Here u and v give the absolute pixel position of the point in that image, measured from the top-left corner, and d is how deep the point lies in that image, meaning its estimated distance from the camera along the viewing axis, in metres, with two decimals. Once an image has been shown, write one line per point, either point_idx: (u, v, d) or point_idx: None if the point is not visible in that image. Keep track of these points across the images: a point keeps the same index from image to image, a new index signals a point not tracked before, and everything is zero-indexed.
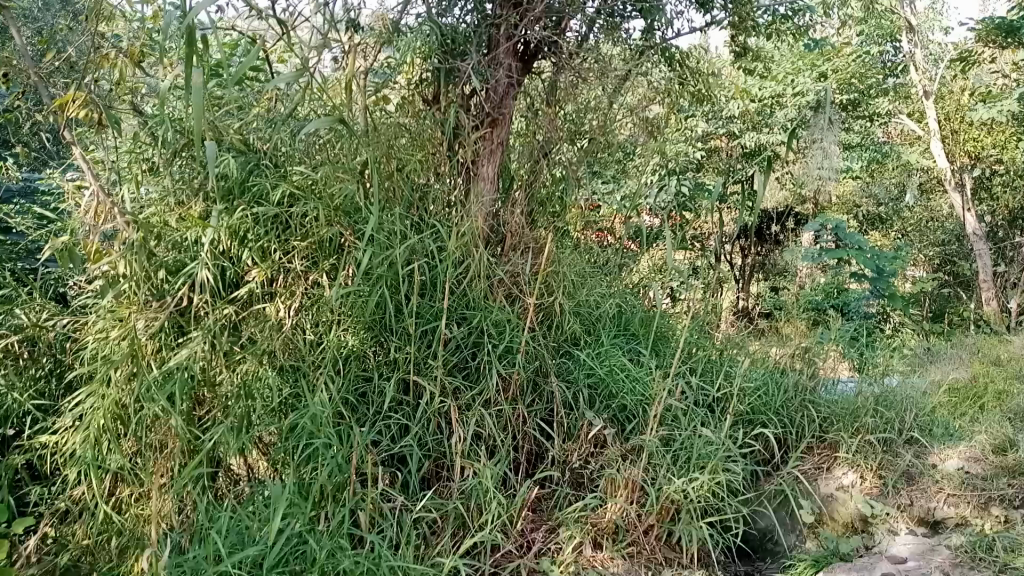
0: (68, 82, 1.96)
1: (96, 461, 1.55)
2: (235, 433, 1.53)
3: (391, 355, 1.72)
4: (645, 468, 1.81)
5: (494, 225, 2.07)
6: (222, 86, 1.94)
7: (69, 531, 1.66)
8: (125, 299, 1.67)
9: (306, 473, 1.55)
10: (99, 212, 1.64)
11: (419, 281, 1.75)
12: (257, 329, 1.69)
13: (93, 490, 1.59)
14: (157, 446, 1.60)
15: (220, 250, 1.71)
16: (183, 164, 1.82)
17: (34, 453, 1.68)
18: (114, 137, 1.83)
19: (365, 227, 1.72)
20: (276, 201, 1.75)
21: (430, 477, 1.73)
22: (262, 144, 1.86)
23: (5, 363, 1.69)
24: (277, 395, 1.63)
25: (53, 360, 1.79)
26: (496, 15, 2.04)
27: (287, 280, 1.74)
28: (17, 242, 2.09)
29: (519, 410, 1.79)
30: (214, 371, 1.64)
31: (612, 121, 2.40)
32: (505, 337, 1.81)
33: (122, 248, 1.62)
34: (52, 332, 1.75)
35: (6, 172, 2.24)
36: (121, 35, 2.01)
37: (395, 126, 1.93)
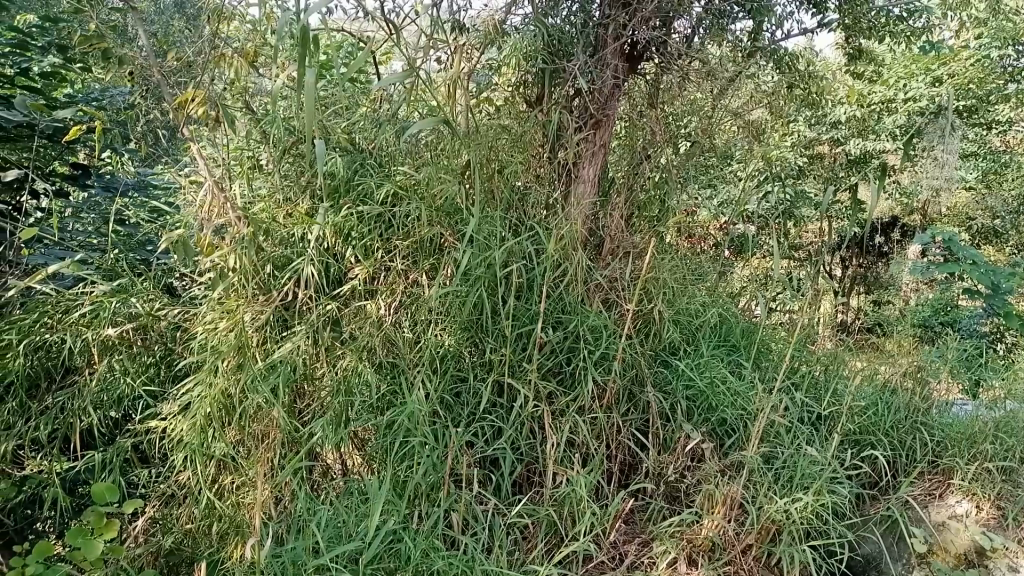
0: (186, 82, 2.04)
1: (202, 448, 1.59)
2: (332, 426, 1.56)
3: (487, 356, 1.70)
4: (745, 485, 1.74)
5: (593, 229, 2.04)
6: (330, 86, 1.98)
7: (173, 514, 1.71)
8: (234, 292, 1.71)
9: (402, 471, 1.55)
10: (213, 206, 1.70)
11: (518, 283, 1.73)
12: (358, 326, 1.71)
13: (198, 477, 1.63)
14: (260, 436, 1.64)
15: (324, 247, 1.74)
16: (291, 161, 1.86)
17: (144, 437, 1.74)
18: (229, 135, 1.88)
19: (466, 228, 1.72)
20: (379, 200, 1.77)
21: (523, 482, 1.71)
22: (368, 143, 1.89)
23: (119, 350, 1.75)
24: (375, 391, 1.64)
25: (164, 349, 1.85)
26: (604, 16, 2.00)
27: (388, 278, 1.75)
28: (132, 233, 2.20)
29: (614, 419, 1.75)
30: (316, 365, 1.68)
31: (717, 125, 2.33)
32: (602, 344, 1.76)
33: (234, 242, 1.67)
34: (164, 321, 1.81)
35: (124, 168, 2.37)
36: (236, 36, 2.07)
37: (497, 127, 1.92)
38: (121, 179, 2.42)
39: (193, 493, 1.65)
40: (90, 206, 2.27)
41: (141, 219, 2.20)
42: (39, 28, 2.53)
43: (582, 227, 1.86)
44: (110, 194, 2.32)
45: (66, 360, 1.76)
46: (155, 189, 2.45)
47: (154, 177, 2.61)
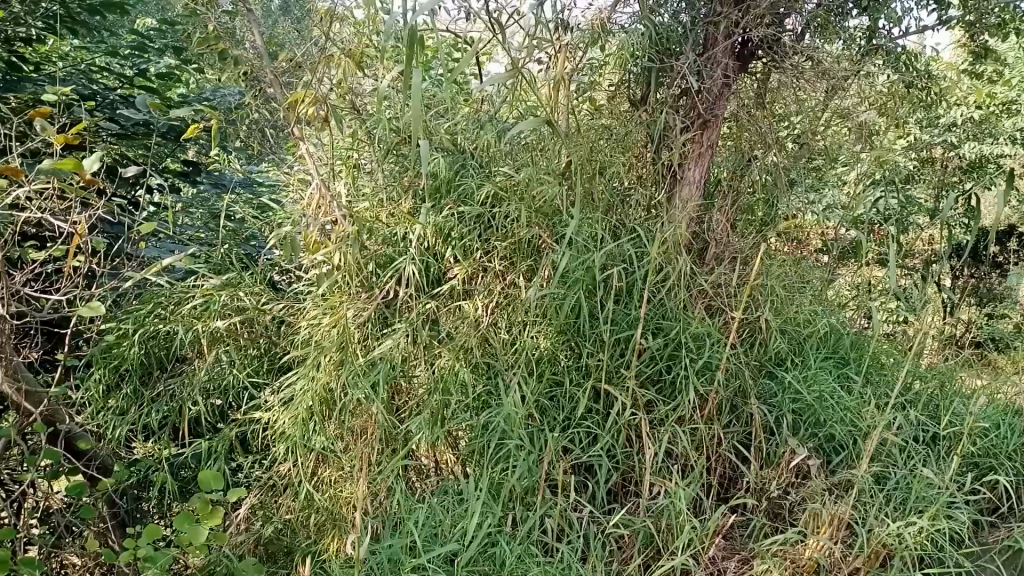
0: (295, 83, 2.09)
1: (303, 440, 1.64)
2: (429, 424, 1.59)
3: (583, 361, 1.66)
4: (854, 505, 1.65)
5: (697, 232, 1.98)
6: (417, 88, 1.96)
7: (273, 504, 1.74)
8: (338, 289, 1.76)
9: (498, 473, 1.54)
10: (319, 205, 1.75)
11: (617, 287, 1.69)
12: (456, 326, 1.70)
13: (298, 469, 1.66)
14: (358, 432, 1.66)
15: (425, 247, 1.75)
16: (393, 162, 1.89)
17: (248, 427, 1.79)
18: (336, 134, 1.92)
19: (566, 230, 1.68)
20: (480, 200, 1.76)
21: (618, 490, 1.67)
22: (468, 144, 1.87)
23: (228, 341, 1.81)
24: (472, 391, 1.63)
25: (269, 342, 1.89)
26: (715, 12, 1.89)
27: (484, 281, 1.73)
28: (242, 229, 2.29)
29: (715, 430, 1.68)
30: (414, 363, 1.69)
31: (828, 126, 2.24)
32: (705, 353, 1.69)
33: (339, 240, 1.70)
34: (269, 315, 1.85)
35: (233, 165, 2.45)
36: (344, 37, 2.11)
37: (599, 127, 1.89)
38: (227, 175, 2.48)
39: (294, 484, 1.68)
40: (200, 201, 2.36)
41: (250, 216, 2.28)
42: (158, 31, 2.66)
43: (686, 232, 1.79)
44: (219, 188, 2.39)
45: (177, 350, 1.83)
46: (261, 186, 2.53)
47: (258, 175, 2.67)
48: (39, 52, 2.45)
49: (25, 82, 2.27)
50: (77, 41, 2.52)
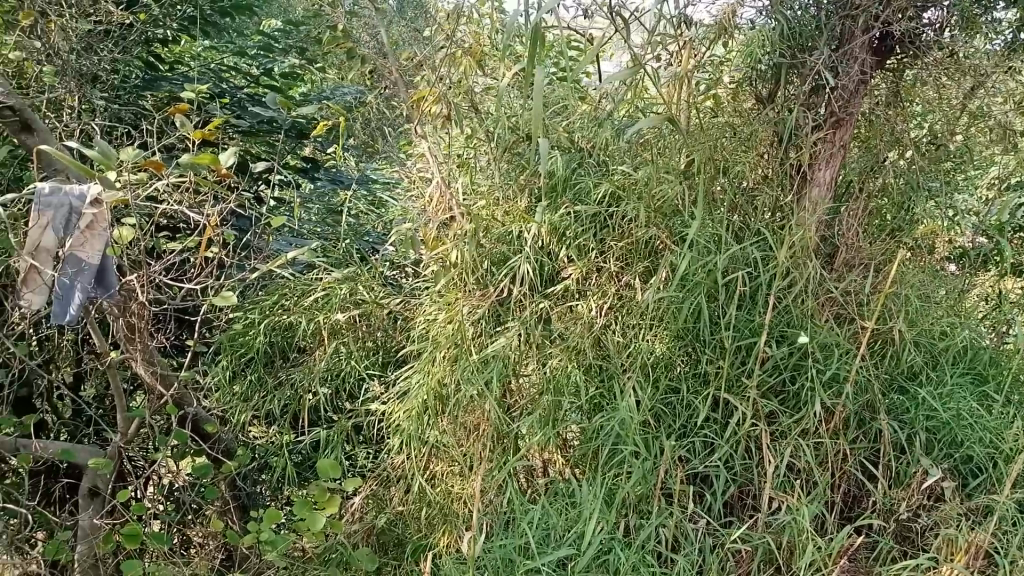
0: (416, 82, 2.12)
1: (417, 434, 1.66)
2: (543, 425, 1.58)
3: (701, 367, 1.59)
4: (994, 533, 1.54)
5: (824, 236, 1.89)
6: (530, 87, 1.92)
7: (386, 496, 1.77)
8: (455, 286, 1.77)
9: (611, 479, 1.50)
10: (441, 203, 1.80)
11: (740, 292, 1.62)
12: (570, 326, 1.66)
13: (411, 462, 1.68)
14: (471, 429, 1.66)
15: (539, 245, 1.72)
16: (509, 160, 1.84)
17: (364, 419, 1.82)
18: (454, 133, 1.93)
19: (687, 231, 1.62)
20: (597, 199, 1.71)
21: (735, 503, 1.61)
22: (587, 142, 1.84)
23: (347, 333, 1.85)
24: (585, 394, 1.60)
25: (384, 336, 1.92)
26: (851, 6, 1.74)
27: (598, 282, 1.67)
28: (356, 225, 2.37)
29: (842, 446, 1.60)
30: (526, 362, 1.67)
31: (971, 126, 2.09)
32: (833, 364, 1.61)
33: (456, 238, 1.73)
34: (386, 310, 1.88)
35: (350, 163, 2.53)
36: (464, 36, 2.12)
37: (723, 126, 1.82)
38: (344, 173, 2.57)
39: (406, 477, 1.70)
40: (317, 197, 2.44)
41: (364, 213, 2.36)
42: (284, 31, 2.74)
43: (815, 236, 1.70)
44: (335, 185, 2.49)
45: (298, 340, 1.88)
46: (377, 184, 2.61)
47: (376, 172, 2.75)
48: (174, 52, 2.58)
49: (160, 81, 2.39)
50: (208, 42, 2.62)
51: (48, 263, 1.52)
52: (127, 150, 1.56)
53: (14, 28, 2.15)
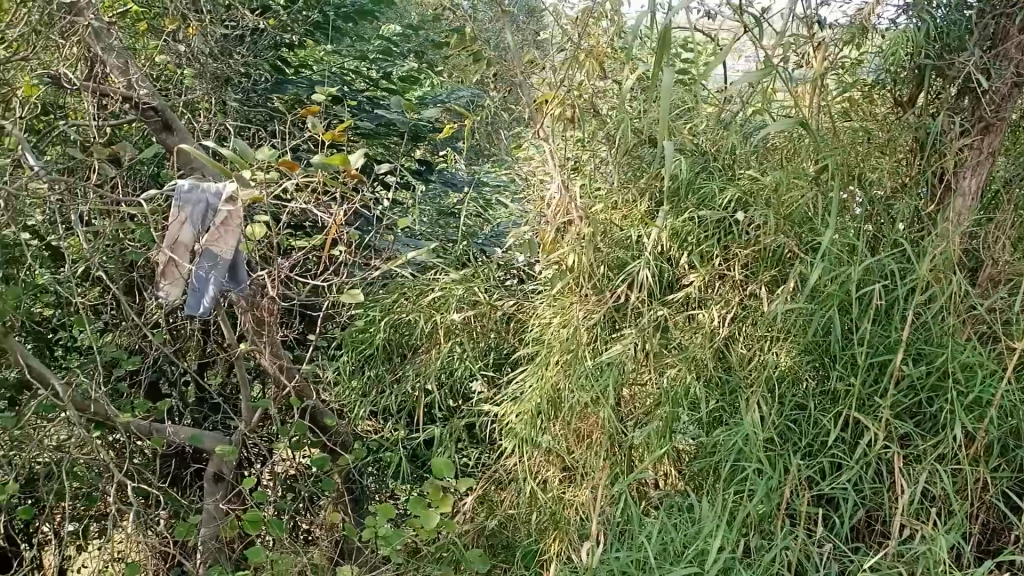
0: (537, 84, 2.10)
1: (531, 435, 1.65)
2: (660, 436, 1.54)
3: (830, 384, 1.51)
4: None
5: (966, 248, 1.77)
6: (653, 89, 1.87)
7: (497, 497, 1.77)
8: (571, 289, 1.75)
9: (732, 496, 1.45)
10: (560, 206, 1.78)
11: (874, 306, 1.53)
12: (690, 335, 1.61)
13: (524, 466, 1.67)
14: (585, 437, 1.65)
15: (659, 250, 1.67)
16: (629, 162, 1.80)
17: (476, 420, 1.83)
18: (575, 135, 1.91)
19: (819, 241, 1.54)
20: (722, 204, 1.66)
21: (861, 527, 1.53)
22: (711, 145, 1.78)
23: (462, 334, 1.86)
24: (705, 406, 1.55)
25: (498, 338, 1.92)
26: (1008, 3, 1.61)
27: (722, 290, 1.61)
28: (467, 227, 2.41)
29: (982, 475, 1.49)
30: (643, 371, 1.63)
31: None
32: (976, 386, 1.49)
33: (575, 241, 1.70)
34: (501, 312, 1.88)
35: (462, 165, 2.57)
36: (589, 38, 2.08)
37: (857, 131, 1.73)
38: (457, 176, 2.63)
39: (518, 480, 1.70)
40: (431, 198, 2.49)
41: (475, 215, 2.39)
42: (404, 34, 2.78)
43: (959, 248, 1.59)
44: (448, 187, 2.53)
45: (415, 338, 1.91)
46: (488, 186, 2.64)
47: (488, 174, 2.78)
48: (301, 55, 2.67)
49: (286, 84, 2.46)
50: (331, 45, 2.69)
51: (186, 257, 1.60)
52: (264, 150, 1.63)
53: (156, 33, 2.27)
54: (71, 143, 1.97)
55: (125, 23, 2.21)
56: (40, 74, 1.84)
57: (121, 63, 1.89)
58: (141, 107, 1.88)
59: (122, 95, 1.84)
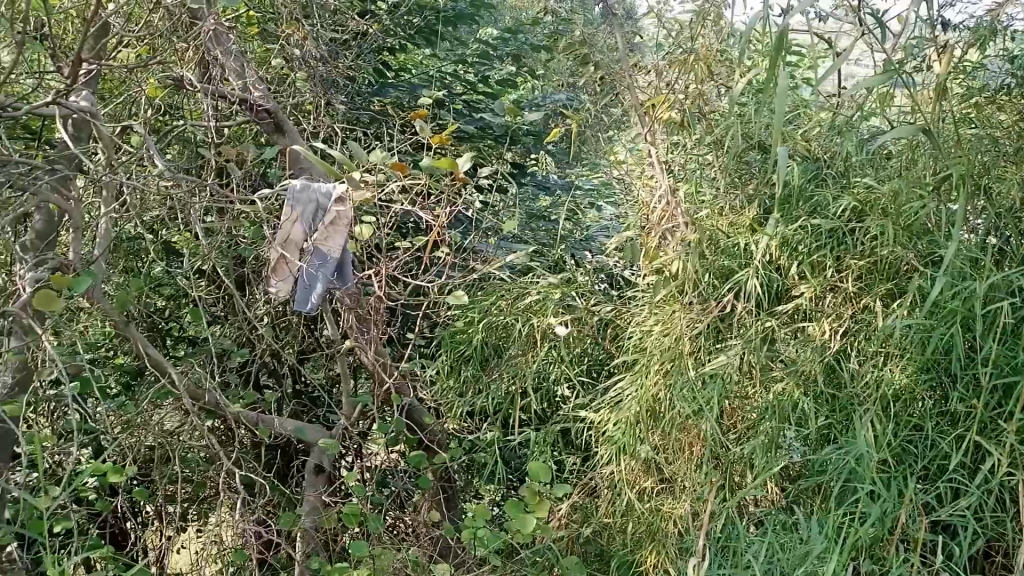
0: (641, 89, 2.08)
1: (630, 445, 1.63)
2: (764, 450, 1.50)
3: (950, 405, 1.43)
4: None
5: None
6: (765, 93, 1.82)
7: (593, 505, 1.76)
8: (675, 297, 1.72)
9: (842, 517, 1.40)
10: (664, 213, 1.76)
11: (1002, 325, 1.44)
12: (799, 348, 1.56)
13: (622, 474, 1.66)
14: (686, 448, 1.62)
15: (767, 259, 1.63)
16: (737, 169, 1.76)
17: (573, 425, 1.82)
18: (681, 141, 1.88)
19: (942, 253, 1.46)
20: (835, 213, 1.59)
21: (982, 559, 1.44)
22: (824, 151, 1.72)
23: (560, 338, 1.86)
24: (813, 423, 1.50)
25: (595, 343, 1.91)
26: None
27: (834, 303, 1.55)
28: (559, 231, 2.43)
29: None
30: (748, 383, 1.59)
31: None
32: None
33: (681, 248, 1.67)
34: (599, 317, 1.87)
35: (555, 169, 2.59)
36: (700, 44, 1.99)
37: (985, 138, 1.63)
38: (551, 180, 2.67)
39: (616, 489, 1.69)
40: (524, 202, 2.52)
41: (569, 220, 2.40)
42: (503, 38, 2.77)
43: None
44: (541, 191, 2.55)
45: (512, 341, 1.91)
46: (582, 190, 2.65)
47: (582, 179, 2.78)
48: (404, 60, 2.72)
49: (388, 88, 2.52)
50: (430, 50, 2.71)
51: (296, 255, 1.65)
52: (375, 152, 1.68)
53: (270, 38, 2.34)
54: (191, 143, 2.07)
55: (241, 29, 2.30)
56: (165, 77, 1.93)
57: (238, 66, 1.96)
58: (256, 109, 1.95)
59: (238, 97, 1.91)
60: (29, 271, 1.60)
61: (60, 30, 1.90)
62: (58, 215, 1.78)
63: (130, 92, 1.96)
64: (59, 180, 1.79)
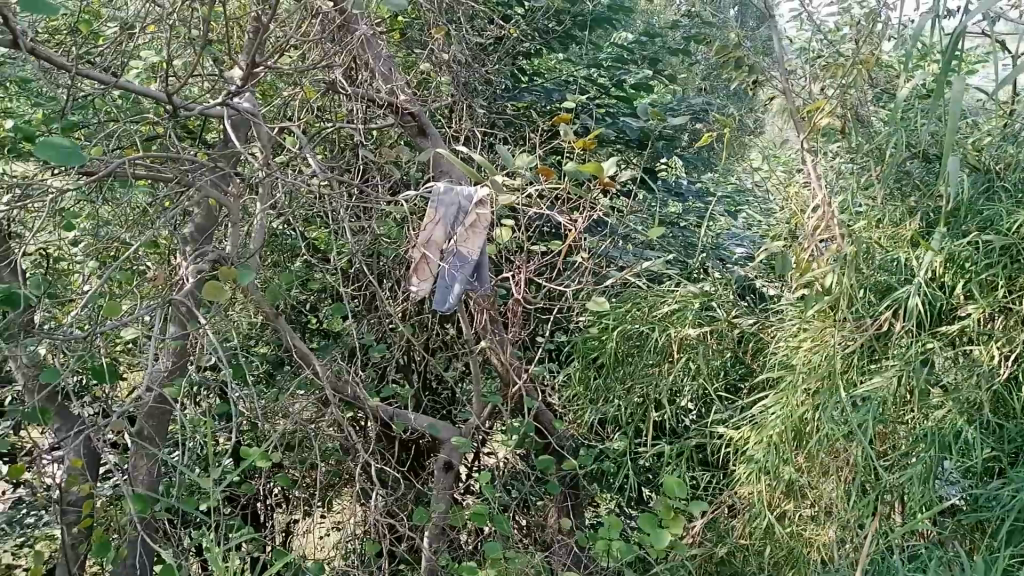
0: (793, 94, 1.99)
1: (773, 465, 1.57)
2: (922, 481, 1.41)
3: None
4: None
5: None
6: (929, 99, 1.71)
7: (728, 524, 1.71)
8: (826, 313, 1.63)
9: (1011, 561, 1.29)
10: (817, 225, 1.67)
11: None
12: (963, 374, 1.46)
13: (762, 495, 1.60)
14: (833, 472, 1.54)
15: (930, 276, 1.52)
16: (897, 179, 1.66)
17: (710, 441, 1.77)
18: (839, 148, 1.78)
19: None
20: (1010, 229, 1.47)
21: None
22: (998, 162, 1.59)
23: (698, 350, 1.80)
24: (979, 456, 1.39)
25: (734, 357, 1.85)
26: None
27: (1006, 326, 1.43)
28: (693, 237, 2.39)
29: None
30: (904, 409, 1.50)
31: None
32: None
33: (834, 262, 1.59)
34: (740, 330, 1.81)
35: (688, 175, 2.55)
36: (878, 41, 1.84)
37: None
38: (681, 184, 2.61)
39: (755, 510, 1.63)
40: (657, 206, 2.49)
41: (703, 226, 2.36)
42: (640, 43, 2.72)
43: None
44: (673, 196, 2.52)
45: (648, 350, 1.87)
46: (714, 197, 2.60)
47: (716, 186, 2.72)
48: (541, 64, 2.72)
49: (524, 93, 2.54)
50: (564, 55, 2.70)
51: (437, 255, 1.67)
52: (521, 157, 1.67)
53: (415, 42, 2.39)
54: (340, 144, 2.14)
55: (388, 34, 2.36)
56: (318, 81, 2.01)
57: (386, 70, 2.01)
58: (402, 112, 2.01)
59: (386, 101, 1.96)
60: (193, 262, 1.70)
61: (225, 35, 2.00)
62: (218, 210, 1.88)
63: (286, 96, 2.05)
64: (220, 178, 1.89)
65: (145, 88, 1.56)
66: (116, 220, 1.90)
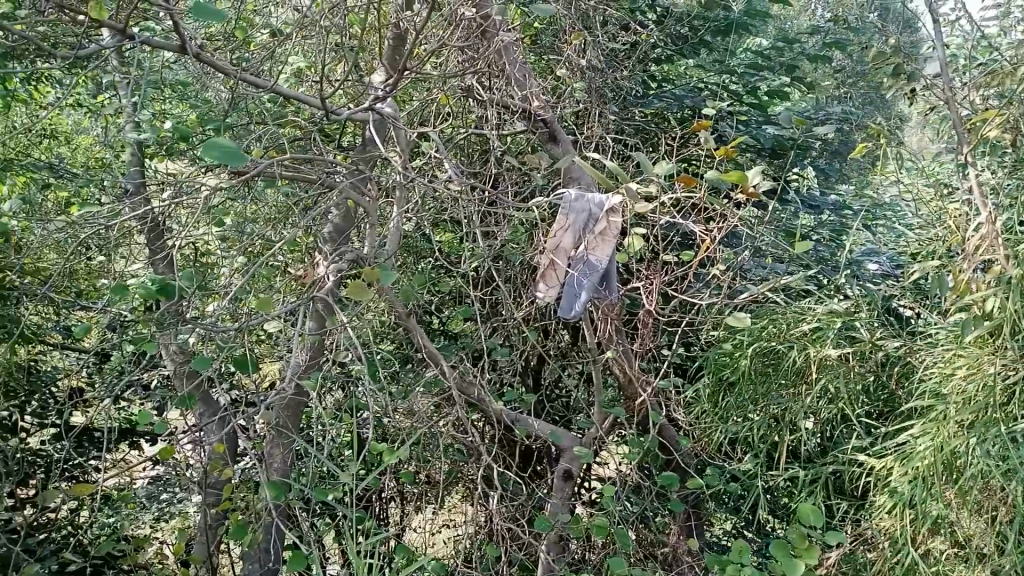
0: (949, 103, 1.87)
1: (919, 498, 1.48)
2: None
3: None
4: None
5: None
6: None
7: (864, 556, 1.62)
8: (984, 340, 1.52)
9: None
10: (976, 245, 1.56)
11: None
12: None
13: (906, 530, 1.50)
14: (987, 511, 1.45)
15: None
16: None
17: (848, 468, 1.69)
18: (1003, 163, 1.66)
19: None
20: None
21: None
22: None
23: (839, 371, 1.71)
24: None
25: (876, 381, 1.76)
26: None
27: None
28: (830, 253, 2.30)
29: None
30: None
31: None
32: None
33: (996, 285, 1.47)
34: (884, 353, 1.72)
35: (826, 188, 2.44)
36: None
37: None
38: (815, 196, 2.50)
39: (896, 545, 1.54)
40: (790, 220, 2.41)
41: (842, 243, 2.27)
42: (775, 49, 2.63)
43: None
44: (808, 209, 2.43)
45: (784, 370, 1.80)
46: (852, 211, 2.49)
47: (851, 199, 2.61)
48: (672, 70, 2.67)
49: (654, 99, 2.49)
50: (695, 61, 2.64)
51: (567, 262, 1.65)
52: (660, 164, 1.61)
53: (547, 48, 2.39)
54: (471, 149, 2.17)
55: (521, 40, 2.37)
56: (454, 86, 2.04)
57: (521, 76, 2.02)
58: (535, 119, 2.02)
59: (520, 108, 1.97)
60: (333, 260, 1.76)
61: (367, 41, 2.07)
62: (355, 211, 1.94)
63: (421, 100, 2.09)
64: (359, 180, 1.95)
65: (297, 92, 1.63)
66: (259, 218, 2.00)
